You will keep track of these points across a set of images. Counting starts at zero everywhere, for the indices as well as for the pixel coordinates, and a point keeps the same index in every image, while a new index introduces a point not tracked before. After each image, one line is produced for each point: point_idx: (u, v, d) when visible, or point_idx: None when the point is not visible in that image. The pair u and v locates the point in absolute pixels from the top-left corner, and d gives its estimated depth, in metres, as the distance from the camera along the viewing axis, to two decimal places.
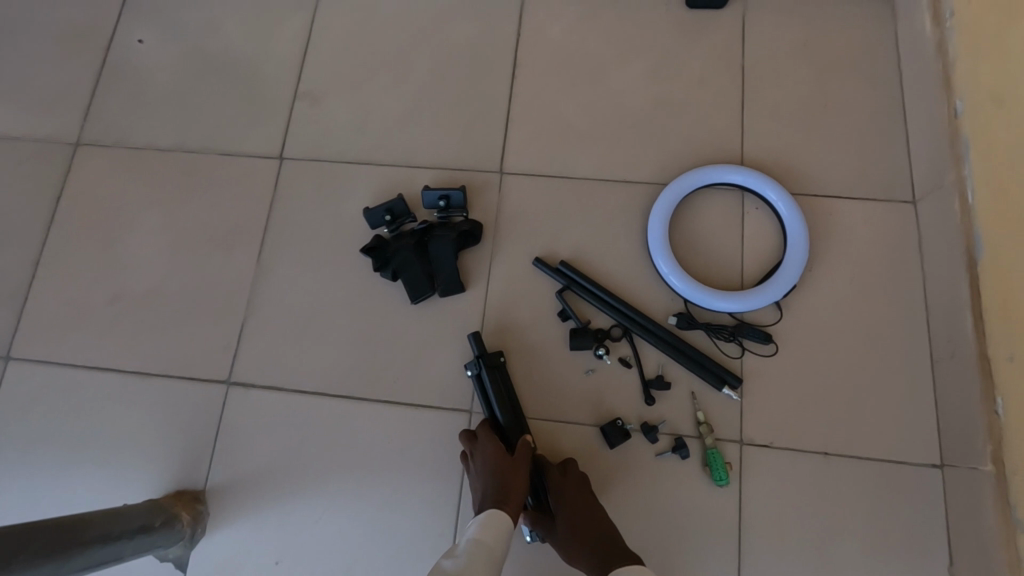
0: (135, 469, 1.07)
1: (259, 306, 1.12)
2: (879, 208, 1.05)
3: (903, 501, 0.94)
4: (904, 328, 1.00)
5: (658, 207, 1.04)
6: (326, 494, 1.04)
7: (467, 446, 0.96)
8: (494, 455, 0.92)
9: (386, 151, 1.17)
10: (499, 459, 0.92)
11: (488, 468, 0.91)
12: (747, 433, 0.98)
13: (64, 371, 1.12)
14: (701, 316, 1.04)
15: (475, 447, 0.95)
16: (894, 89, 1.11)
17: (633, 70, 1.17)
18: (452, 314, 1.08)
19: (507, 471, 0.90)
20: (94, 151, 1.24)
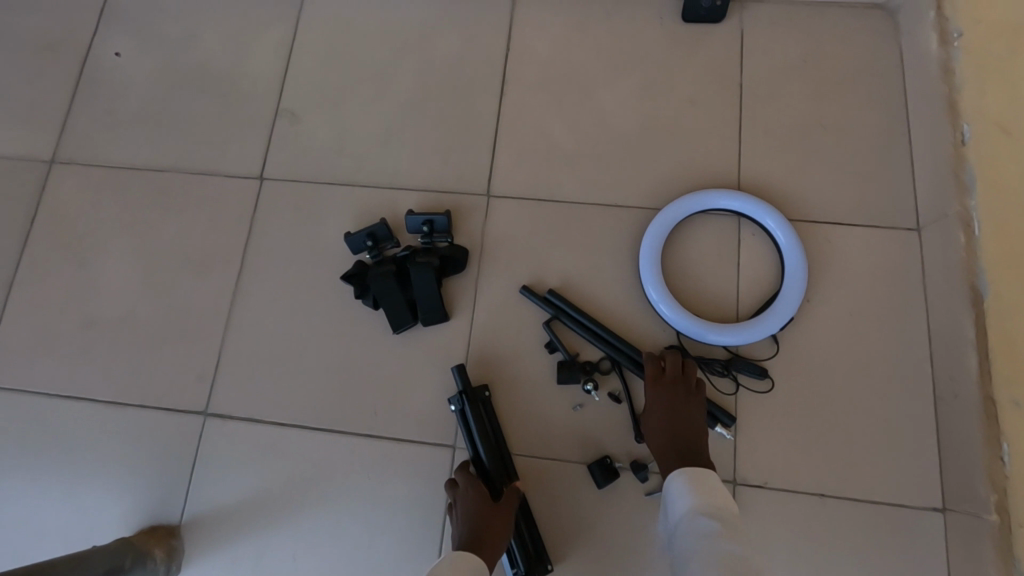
0: (108, 502, 1.03)
1: (237, 334, 1.09)
2: (881, 236, 1.01)
3: (902, 547, 0.90)
4: (905, 363, 0.96)
5: (650, 234, 1.00)
6: (304, 531, 1.00)
7: (449, 491, 0.93)
8: (473, 500, 0.89)
9: (368, 172, 1.13)
10: (478, 505, 0.89)
11: (466, 515, 0.88)
12: (740, 472, 0.94)
13: (37, 399, 1.09)
14: (695, 349, 1.00)
15: (456, 492, 0.92)
16: (897, 109, 1.06)
17: (624, 87, 1.12)
18: (435, 344, 1.04)
19: (485, 518, 0.87)
20: (69, 170, 1.20)
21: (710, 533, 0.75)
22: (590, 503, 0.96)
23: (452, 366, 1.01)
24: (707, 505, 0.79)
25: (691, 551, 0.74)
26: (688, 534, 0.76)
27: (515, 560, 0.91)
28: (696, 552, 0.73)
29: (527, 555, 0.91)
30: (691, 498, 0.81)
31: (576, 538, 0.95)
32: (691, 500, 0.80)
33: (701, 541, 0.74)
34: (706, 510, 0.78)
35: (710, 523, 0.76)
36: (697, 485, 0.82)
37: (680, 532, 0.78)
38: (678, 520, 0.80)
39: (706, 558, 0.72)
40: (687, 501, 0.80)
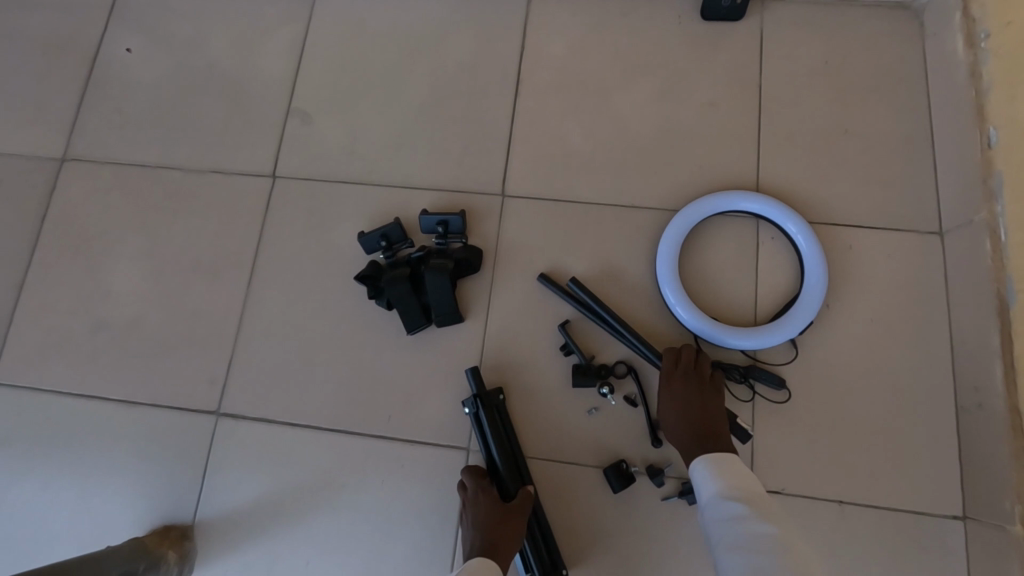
0: (121, 501, 1.03)
1: (249, 334, 1.08)
2: (903, 241, 0.99)
3: (924, 556, 0.89)
4: (927, 371, 0.95)
5: (668, 236, 0.98)
6: (317, 533, 1.00)
7: (461, 495, 0.93)
8: (484, 506, 0.89)
9: (380, 173, 1.12)
10: (488, 512, 0.89)
11: (476, 521, 0.88)
12: (758, 479, 0.93)
13: (49, 398, 1.09)
14: (712, 353, 0.98)
15: (467, 496, 0.92)
16: (920, 112, 1.05)
17: (641, 89, 1.11)
18: (449, 346, 1.03)
19: (496, 524, 0.87)
20: (80, 167, 1.19)
21: (743, 516, 0.74)
22: (606, 509, 0.95)
23: (466, 369, 1.00)
24: (733, 488, 0.78)
25: (726, 536, 0.73)
26: (720, 520, 0.75)
27: (531, 566, 0.90)
28: (731, 536, 0.72)
29: (542, 563, 0.90)
30: (717, 482, 0.80)
31: (591, 542, 0.94)
32: (717, 485, 0.79)
33: (734, 526, 0.73)
34: (734, 493, 0.77)
35: (741, 506, 0.75)
36: (720, 469, 0.81)
37: (710, 517, 0.77)
38: (706, 506, 0.79)
39: (744, 542, 0.71)
40: (714, 486, 0.79)
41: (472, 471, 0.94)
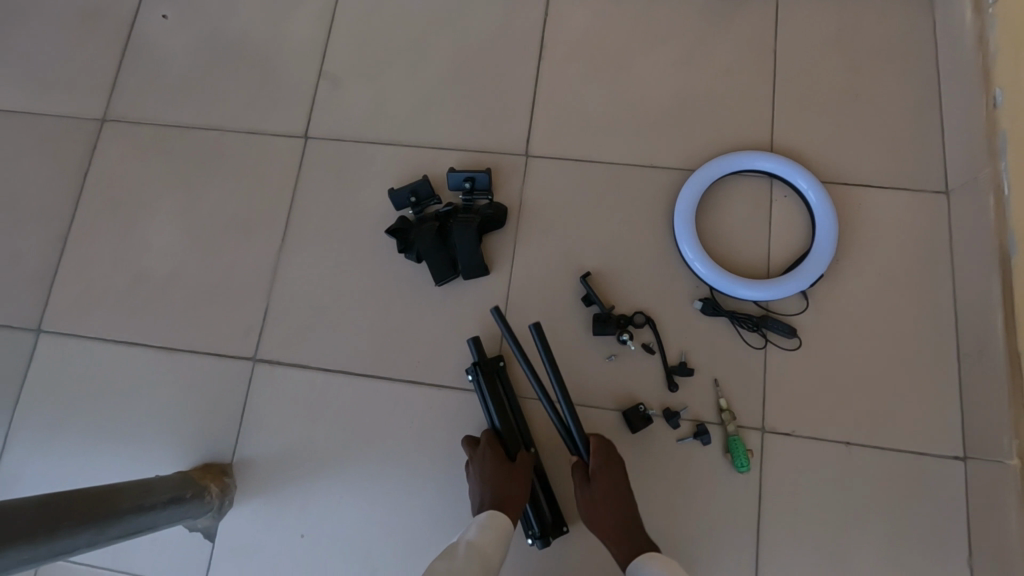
0: (164, 442, 1.09)
1: (284, 286, 1.13)
2: (910, 199, 1.04)
3: (923, 493, 0.94)
4: (931, 321, 0.99)
5: (685, 193, 1.03)
6: (349, 472, 1.05)
7: (470, 451, 0.98)
8: (491, 464, 0.94)
9: (408, 134, 1.17)
10: (496, 470, 0.94)
11: (484, 477, 0.93)
12: (769, 422, 0.98)
13: (93, 345, 1.14)
14: (726, 304, 1.03)
15: (475, 453, 0.97)
16: (929, 77, 1.09)
17: (660, 55, 1.15)
18: (475, 297, 1.08)
19: (505, 481, 0.92)
20: (119, 128, 1.24)
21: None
22: (624, 449, 1.00)
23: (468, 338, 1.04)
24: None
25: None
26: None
27: (532, 525, 0.95)
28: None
29: (542, 521, 0.96)
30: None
31: None
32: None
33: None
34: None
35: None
36: (660, 569, 0.80)
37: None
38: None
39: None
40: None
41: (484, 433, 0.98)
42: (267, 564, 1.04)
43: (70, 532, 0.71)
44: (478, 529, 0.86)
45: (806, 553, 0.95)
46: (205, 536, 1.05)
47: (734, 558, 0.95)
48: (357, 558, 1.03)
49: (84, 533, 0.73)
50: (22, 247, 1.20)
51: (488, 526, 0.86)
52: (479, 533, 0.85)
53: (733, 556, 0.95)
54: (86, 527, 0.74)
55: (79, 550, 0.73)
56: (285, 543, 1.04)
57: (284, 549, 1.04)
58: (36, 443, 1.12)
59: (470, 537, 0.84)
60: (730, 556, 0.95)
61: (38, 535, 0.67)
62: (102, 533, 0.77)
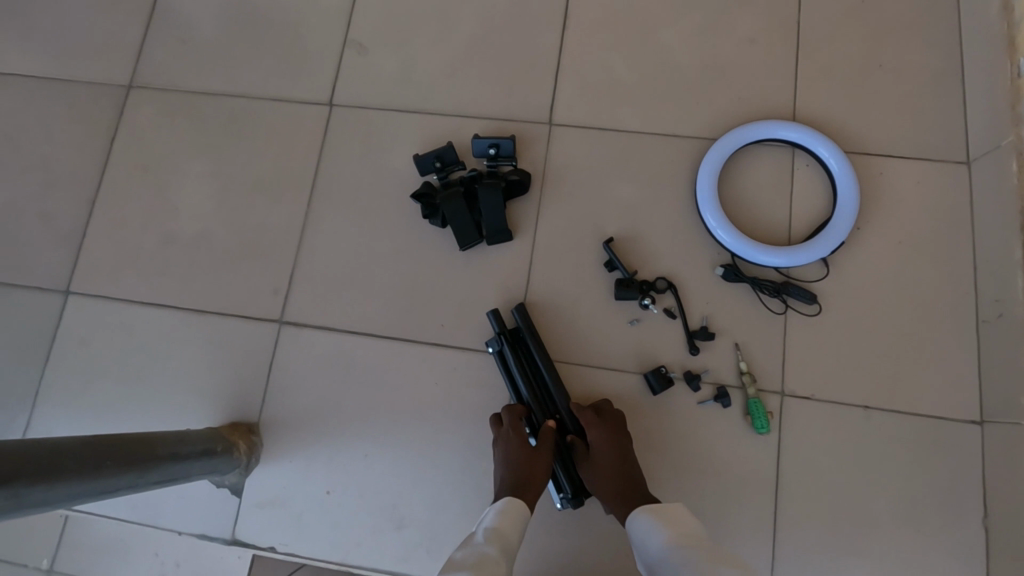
0: (191, 401, 1.11)
1: (309, 251, 1.15)
2: (933, 169, 1.05)
3: (940, 456, 0.96)
4: (951, 289, 1.01)
5: (708, 161, 1.04)
6: (372, 432, 1.07)
7: (494, 430, 1.00)
8: (511, 447, 0.95)
9: (434, 101, 1.18)
10: (518, 450, 0.95)
11: (507, 459, 0.94)
12: (789, 385, 1.00)
13: (121, 307, 1.16)
14: (748, 270, 1.05)
15: (499, 431, 0.98)
16: (952, 48, 1.09)
17: (684, 24, 1.16)
18: (498, 262, 1.10)
19: (527, 462, 0.93)
20: (145, 95, 1.26)
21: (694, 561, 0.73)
22: (645, 411, 1.02)
23: (488, 311, 1.06)
24: (677, 534, 0.78)
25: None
26: (676, 570, 0.73)
27: (563, 487, 0.97)
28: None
29: (572, 481, 0.97)
30: (660, 531, 0.80)
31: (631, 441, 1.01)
32: (660, 537, 0.79)
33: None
34: (678, 539, 0.77)
35: (690, 551, 0.74)
36: (661, 516, 0.82)
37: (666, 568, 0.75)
38: (658, 559, 0.77)
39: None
40: (657, 536, 0.79)
41: (506, 411, 0.99)
42: (293, 519, 1.06)
43: (113, 472, 0.73)
44: (496, 514, 0.85)
45: (823, 514, 0.96)
46: (232, 492, 1.07)
47: (753, 518, 0.97)
48: (381, 515, 1.04)
49: (125, 476, 0.75)
50: (53, 210, 1.22)
51: (505, 510, 0.86)
52: (498, 517, 0.85)
53: (752, 515, 0.97)
54: (127, 470, 0.76)
55: (119, 492, 0.75)
56: (310, 500, 1.06)
57: (310, 505, 1.06)
58: (66, 402, 1.14)
59: (488, 523, 0.84)
60: (749, 515, 0.97)
61: (84, 473, 0.68)
62: (142, 477, 0.79)
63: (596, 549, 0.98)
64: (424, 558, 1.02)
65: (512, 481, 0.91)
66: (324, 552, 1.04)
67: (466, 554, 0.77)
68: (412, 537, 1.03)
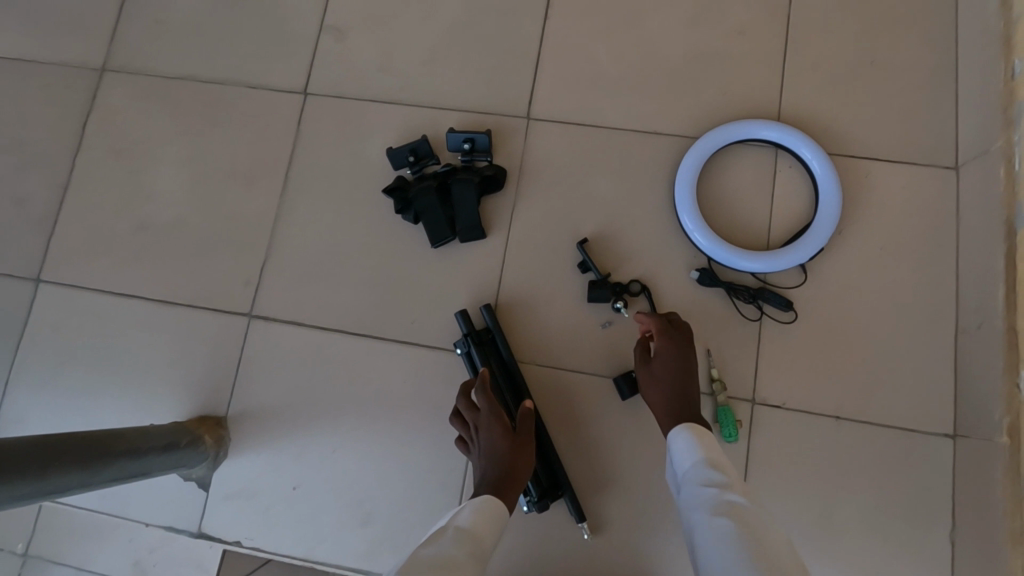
0: (161, 392, 1.11)
1: (281, 243, 1.13)
2: (918, 172, 1.02)
3: (911, 469, 0.95)
4: (932, 298, 0.98)
5: (686, 162, 1.01)
6: (341, 428, 1.06)
7: (471, 416, 0.93)
8: (494, 433, 0.89)
9: (410, 92, 1.15)
10: (503, 442, 0.88)
11: (492, 448, 0.88)
12: (760, 393, 0.98)
13: (92, 295, 1.15)
14: (724, 274, 1.02)
15: (479, 418, 0.92)
16: (948, 46, 1.05)
17: (671, 16, 1.12)
18: (472, 259, 1.08)
19: (514, 453, 0.88)
20: (118, 78, 1.23)
21: (722, 485, 0.73)
22: (615, 415, 1.00)
23: (456, 312, 1.04)
24: (712, 458, 0.78)
25: (700, 512, 0.72)
26: (699, 488, 0.75)
27: (529, 490, 0.94)
28: (710, 503, 0.72)
29: (539, 483, 0.95)
30: (695, 450, 0.81)
31: (600, 447, 1.00)
32: (696, 456, 0.80)
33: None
34: (710, 462, 0.78)
35: (720, 475, 0.75)
36: (701, 441, 0.82)
37: (690, 485, 0.76)
38: (687, 476, 0.78)
39: (724, 509, 0.70)
40: (692, 456, 0.80)
41: (477, 392, 0.92)
42: (261, 513, 1.06)
43: (63, 472, 0.73)
44: (472, 512, 0.80)
45: (790, 524, 0.95)
46: (200, 486, 1.07)
47: None
48: (347, 513, 1.04)
49: (77, 474, 0.75)
50: (25, 194, 1.21)
51: (483, 508, 0.80)
52: (473, 514, 0.79)
53: None
54: (79, 468, 0.75)
55: (73, 490, 0.75)
56: (277, 493, 1.06)
57: (277, 498, 1.06)
58: (37, 390, 1.14)
59: (463, 519, 0.79)
60: None
61: (30, 474, 0.68)
62: (94, 476, 0.78)
63: (558, 553, 0.98)
64: (387, 556, 1.02)
65: (501, 475, 0.86)
66: (290, 546, 1.04)
67: (433, 551, 0.72)
68: (377, 535, 1.03)
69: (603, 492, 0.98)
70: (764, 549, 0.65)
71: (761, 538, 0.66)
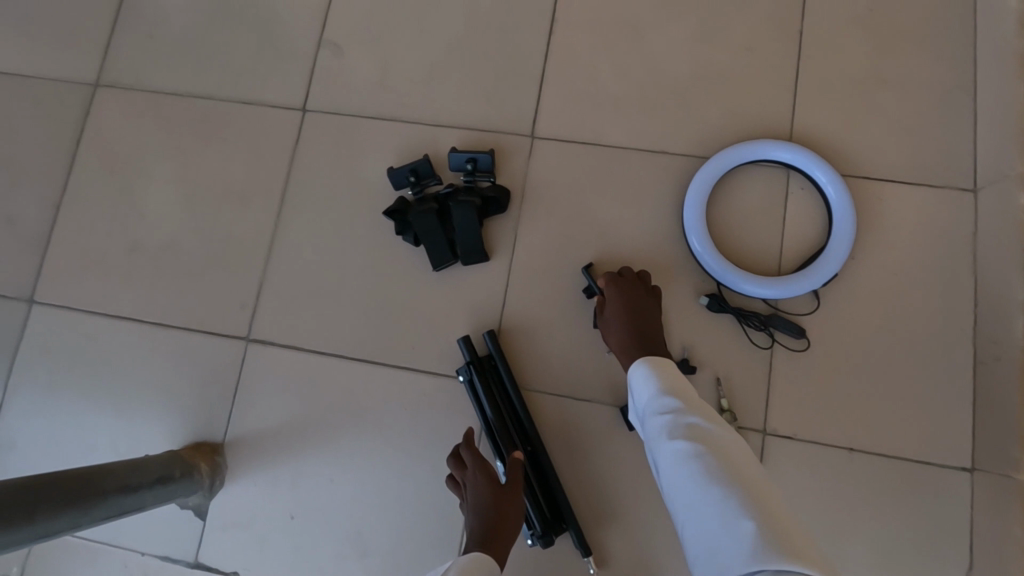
0: (156, 417, 1.08)
1: (278, 265, 1.10)
2: (934, 195, 0.99)
3: (927, 503, 0.92)
4: (949, 326, 0.95)
5: (695, 184, 0.98)
6: (340, 456, 1.04)
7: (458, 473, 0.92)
8: (479, 488, 0.88)
9: (411, 109, 1.12)
10: (490, 495, 0.87)
11: (479, 503, 0.87)
12: (771, 423, 0.95)
13: (86, 317, 1.13)
14: (733, 300, 0.99)
15: (466, 474, 0.91)
16: (966, 64, 1.02)
17: (679, 31, 1.08)
18: (473, 282, 1.05)
19: (502, 505, 0.86)
20: (112, 93, 1.20)
21: (678, 410, 0.72)
22: (620, 446, 0.98)
23: (459, 338, 1.02)
24: (669, 386, 0.77)
25: (660, 442, 0.70)
26: (657, 417, 0.73)
27: (533, 524, 0.92)
28: (667, 430, 0.70)
29: (543, 517, 0.92)
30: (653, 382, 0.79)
31: (606, 478, 0.97)
32: (654, 387, 0.78)
33: (760, 565, 0.51)
34: (668, 391, 0.76)
35: (676, 401, 0.73)
36: (657, 370, 0.80)
37: (650, 416, 0.75)
38: (646, 409, 0.77)
39: (681, 433, 0.68)
40: (650, 387, 0.78)
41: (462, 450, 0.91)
42: (258, 543, 1.03)
43: (49, 516, 0.70)
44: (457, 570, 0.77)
45: None
46: (196, 514, 1.05)
47: None
48: (346, 544, 1.01)
49: (65, 517, 0.72)
50: (18, 213, 1.18)
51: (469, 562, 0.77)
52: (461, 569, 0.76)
53: None
54: (67, 510, 0.72)
55: (62, 532, 0.73)
56: (274, 523, 1.03)
57: (274, 527, 1.03)
58: (29, 414, 1.11)
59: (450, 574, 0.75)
60: None
61: (14, 522, 0.65)
62: (83, 517, 0.75)
63: None
64: None
65: (487, 528, 0.84)
66: None
67: None
68: (376, 567, 1.01)
69: (608, 525, 0.96)
70: (722, 461, 0.63)
71: (719, 451, 0.65)
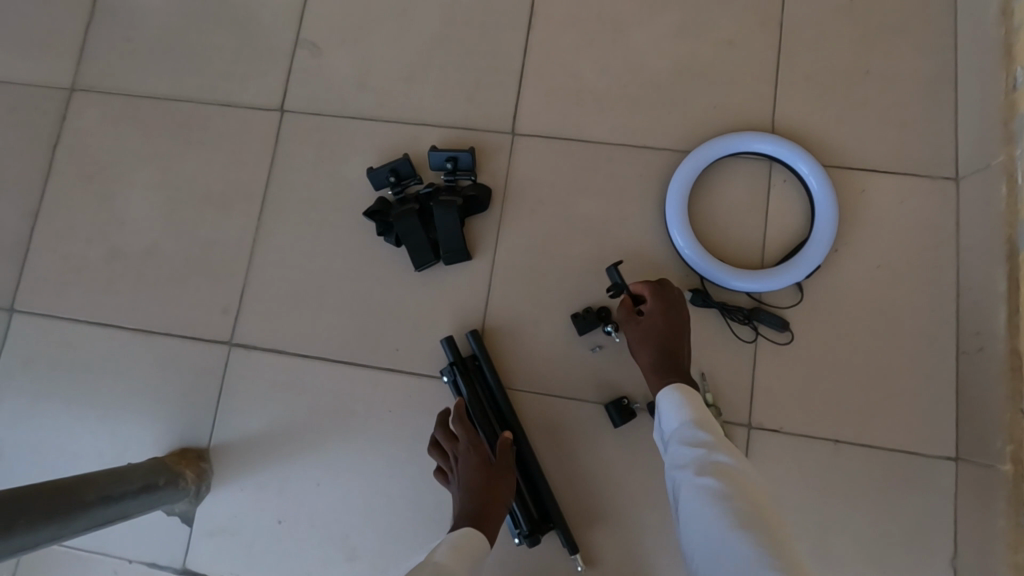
0: (140, 424, 1.08)
1: (259, 268, 1.09)
2: (915, 186, 0.98)
3: (912, 494, 0.92)
4: (931, 317, 0.95)
5: (677, 179, 0.97)
6: (325, 460, 1.03)
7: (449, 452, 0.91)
8: (469, 470, 0.88)
9: (390, 109, 1.11)
10: (480, 479, 0.87)
11: (469, 485, 0.87)
12: (756, 417, 0.95)
13: (67, 326, 1.12)
14: (717, 294, 0.99)
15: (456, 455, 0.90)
16: (946, 54, 1.01)
17: (658, 25, 1.07)
18: (456, 281, 1.04)
19: (489, 491, 0.86)
20: (88, 98, 1.19)
21: (706, 444, 0.71)
22: (606, 443, 0.97)
23: (442, 339, 1.01)
24: (699, 418, 0.75)
25: (685, 473, 0.69)
26: (685, 447, 0.72)
27: (519, 523, 0.92)
28: (694, 463, 0.69)
29: (530, 516, 0.92)
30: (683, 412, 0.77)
31: (592, 475, 0.97)
32: (683, 417, 0.76)
33: None
34: (698, 422, 0.75)
35: (704, 434, 0.73)
36: (688, 400, 0.78)
37: (675, 444, 0.74)
38: (673, 436, 0.76)
39: (708, 469, 0.68)
40: (680, 415, 0.77)
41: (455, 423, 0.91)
42: (246, 548, 1.03)
43: (29, 528, 0.69)
44: (449, 549, 0.77)
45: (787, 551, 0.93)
46: (183, 520, 1.05)
47: None
48: (334, 546, 1.01)
49: (45, 529, 0.71)
50: None
51: (460, 543, 0.78)
52: (448, 551, 0.76)
53: None
54: (47, 523, 0.72)
55: (43, 545, 0.72)
56: (262, 527, 1.03)
57: (262, 532, 1.03)
58: (13, 424, 1.11)
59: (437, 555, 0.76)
60: None
61: None
62: (64, 530, 0.74)
63: None
64: None
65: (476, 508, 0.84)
66: None
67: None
68: (364, 570, 1.00)
69: (595, 522, 0.96)
70: (746, 505, 0.63)
71: (744, 494, 0.64)
